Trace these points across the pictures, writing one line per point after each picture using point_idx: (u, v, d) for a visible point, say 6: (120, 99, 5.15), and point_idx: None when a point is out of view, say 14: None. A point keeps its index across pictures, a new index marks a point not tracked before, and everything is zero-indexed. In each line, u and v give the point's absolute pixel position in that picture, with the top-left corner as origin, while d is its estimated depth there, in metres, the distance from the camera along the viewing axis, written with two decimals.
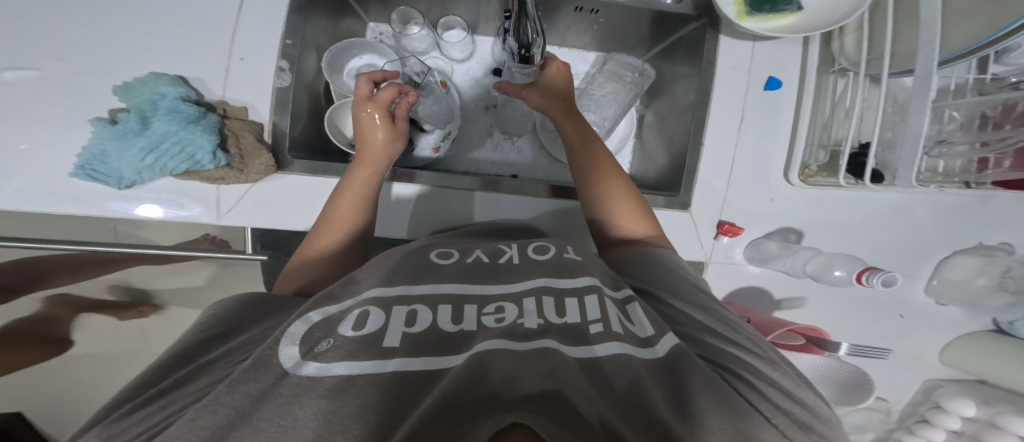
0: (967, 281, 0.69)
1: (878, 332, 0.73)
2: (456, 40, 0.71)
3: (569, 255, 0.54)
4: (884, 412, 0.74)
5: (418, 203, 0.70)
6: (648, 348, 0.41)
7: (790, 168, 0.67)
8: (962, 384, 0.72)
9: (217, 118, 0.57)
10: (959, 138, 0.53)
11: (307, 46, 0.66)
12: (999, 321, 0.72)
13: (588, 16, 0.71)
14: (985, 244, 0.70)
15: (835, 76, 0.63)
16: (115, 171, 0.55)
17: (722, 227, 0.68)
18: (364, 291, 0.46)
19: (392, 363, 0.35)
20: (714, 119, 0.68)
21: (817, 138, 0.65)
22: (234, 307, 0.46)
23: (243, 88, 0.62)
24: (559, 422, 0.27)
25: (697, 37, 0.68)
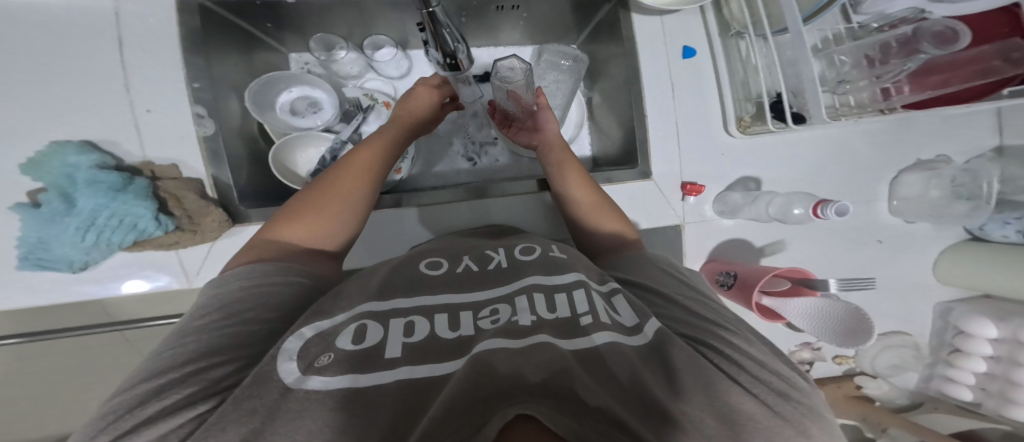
0: (922, 196, 0.69)
1: (851, 261, 0.74)
2: (388, 59, 0.73)
3: (556, 254, 0.54)
4: (915, 347, 0.76)
5: (395, 226, 0.70)
6: (637, 336, 0.40)
7: (726, 122, 0.69)
8: (971, 302, 0.73)
9: (147, 182, 0.57)
10: (855, 77, 0.58)
11: (221, 86, 0.65)
12: (971, 228, 0.72)
13: (511, 13, 0.73)
14: (924, 159, 0.71)
15: (736, 38, 0.66)
16: (63, 257, 0.56)
17: (687, 188, 0.69)
18: (355, 304, 0.43)
19: (399, 371, 0.34)
20: (649, 91, 0.70)
21: (740, 92, 0.67)
22: (237, 280, 0.42)
23: (165, 143, 0.61)
24: (566, 414, 0.28)
25: (613, 18, 0.70)
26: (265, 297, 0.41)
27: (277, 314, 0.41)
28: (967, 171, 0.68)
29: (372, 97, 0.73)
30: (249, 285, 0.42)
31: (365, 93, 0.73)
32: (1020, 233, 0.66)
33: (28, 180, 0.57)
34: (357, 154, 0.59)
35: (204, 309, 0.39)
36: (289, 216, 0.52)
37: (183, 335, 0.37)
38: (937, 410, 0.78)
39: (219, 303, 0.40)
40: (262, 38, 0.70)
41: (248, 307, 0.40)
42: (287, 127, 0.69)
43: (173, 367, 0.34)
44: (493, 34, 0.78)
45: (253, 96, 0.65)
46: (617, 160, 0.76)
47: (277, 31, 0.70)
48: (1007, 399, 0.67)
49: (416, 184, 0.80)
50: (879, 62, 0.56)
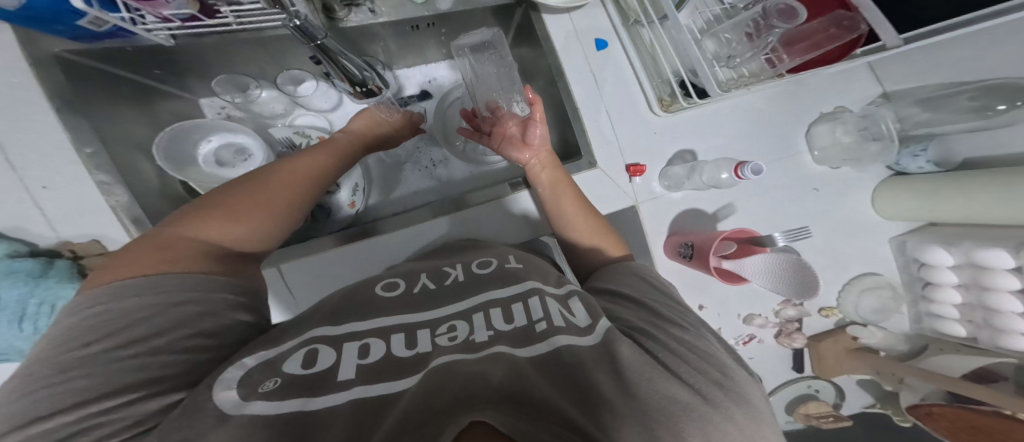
0: (837, 142, 0.75)
1: (789, 214, 0.78)
2: (311, 93, 0.73)
3: (511, 265, 0.55)
4: (891, 287, 0.80)
5: (353, 259, 0.68)
6: (591, 335, 0.41)
7: (651, 104, 0.72)
8: (918, 232, 0.78)
9: (68, 262, 0.54)
10: (744, 52, 0.64)
11: (124, 148, 0.62)
12: (891, 165, 0.77)
13: (428, 30, 0.73)
14: (827, 112, 0.77)
15: (637, 27, 0.71)
16: (5, 352, 0.54)
17: (630, 169, 0.71)
18: (306, 332, 0.42)
19: (351, 392, 0.34)
20: (575, 84, 0.72)
21: (654, 76, 0.71)
22: (137, 291, 0.36)
23: (74, 218, 0.56)
24: (518, 415, 0.29)
25: (527, 21, 0.73)
26: (188, 319, 0.37)
27: (202, 337, 0.37)
28: (864, 115, 0.75)
29: (304, 134, 0.73)
30: (164, 304, 0.37)
31: (295, 132, 0.73)
32: (932, 162, 0.72)
33: None
34: (305, 162, 0.57)
35: (98, 331, 0.33)
36: (200, 213, 0.45)
37: (69, 366, 0.31)
38: (949, 352, 0.74)
39: (124, 323, 0.35)
40: (158, 88, 0.66)
41: (163, 330, 0.35)
42: (215, 179, 0.68)
43: (65, 409, 0.29)
44: (418, 52, 0.79)
45: (164, 151, 0.64)
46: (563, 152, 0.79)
47: (169, 76, 0.66)
48: (989, 325, 0.68)
49: (376, 213, 0.80)
50: (756, 36, 0.63)
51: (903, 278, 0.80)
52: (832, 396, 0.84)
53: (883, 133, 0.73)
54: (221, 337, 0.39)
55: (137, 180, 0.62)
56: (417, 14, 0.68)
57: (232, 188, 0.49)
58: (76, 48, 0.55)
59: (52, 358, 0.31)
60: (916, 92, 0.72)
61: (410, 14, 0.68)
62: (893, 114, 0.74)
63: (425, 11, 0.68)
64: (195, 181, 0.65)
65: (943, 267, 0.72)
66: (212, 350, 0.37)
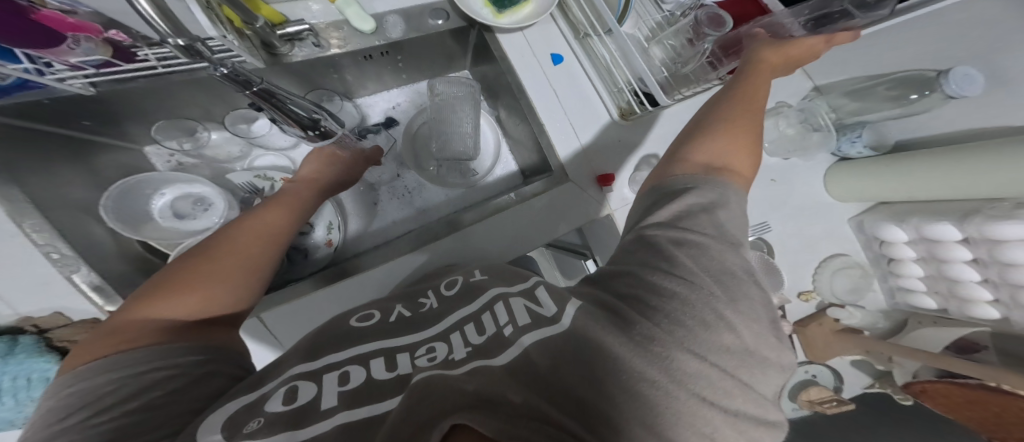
0: (783, 135, 0.80)
1: (754, 205, 0.81)
2: (265, 131, 0.73)
3: (477, 278, 0.55)
4: (859, 266, 0.85)
5: (336, 301, 0.66)
6: (561, 322, 0.40)
7: (612, 113, 0.76)
8: (873, 211, 0.84)
9: (33, 335, 0.52)
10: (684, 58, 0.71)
11: (75, 212, 0.58)
12: (833, 151, 0.83)
13: (383, 58, 0.74)
14: (770, 108, 0.82)
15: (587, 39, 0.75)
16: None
17: (600, 179, 0.73)
18: (287, 368, 0.41)
19: (335, 418, 0.34)
20: (536, 98, 0.74)
21: (609, 86, 0.75)
22: (107, 369, 0.36)
23: (27, 296, 0.53)
24: (496, 420, 0.30)
25: (481, 40, 0.75)
26: (155, 383, 0.35)
27: (172, 394, 0.35)
28: (803, 111, 0.81)
29: (266, 177, 0.72)
30: (127, 374, 0.36)
31: (256, 175, 0.72)
32: (868, 147, 0.77)
33: None
34: (261, 217, 0.55)
35: (75, 405, 0.33)
36: (159, 291, 0.44)
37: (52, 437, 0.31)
38: (928, 325, 0.78)
39: (93, 399, 0.34)
40: (91, 137, 0.60)
41: (130, 396, 0.34)
42: (177, 233, 0.65)
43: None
44: (379, 80, 0.80)
45: (113, 210, 0.60)
46: (540, 167, 0.80)
47: (100, 125, 0.60)
48: (958, 297, 0.71)
49: (355, 247, 0.79)
50: (697, 41, 0.70)
51: (868, 255, 0.85)
52: (830, 380, 0.86)
53: (822, 124, 0.79)
54: (195, 392, 0.36)
55: (89, 243, 0.57)
56: (368, 44, 0.68)
57: (187, 259, 0.48)
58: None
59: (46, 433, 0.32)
60: (843, 85, 0.80)
61: (362, 45, 0.68)
62: (826, 106, 0.82)
63: (375, 41, 0.69)
64: (155, 240, 0.63)
65: (896, 241, 0.77)
66: (187, 404, 0.35)
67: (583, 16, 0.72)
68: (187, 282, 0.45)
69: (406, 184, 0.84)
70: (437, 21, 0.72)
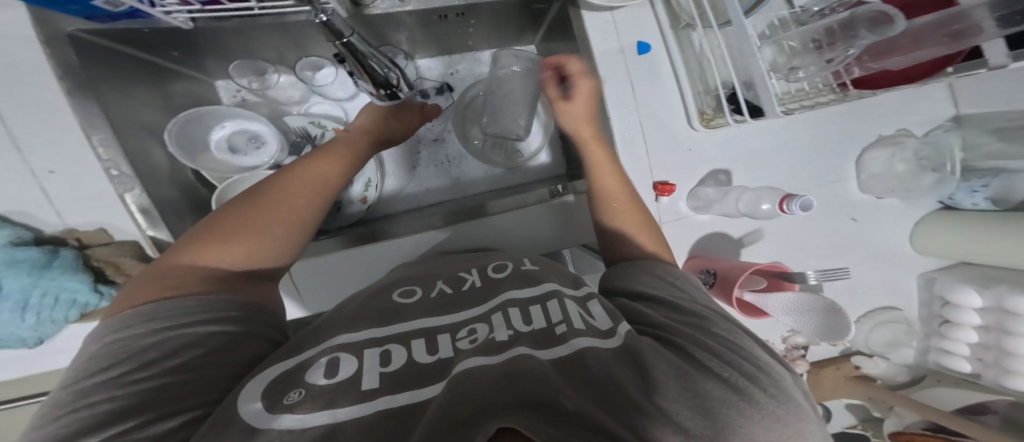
0: (889, 170, 0.69)
1: (825, 243, 0.73)
2: (328, 80, 0.67)
3: (529, 267, 0.50)
4: (905, 322, 0.76)
5: (357, 262, 0.64)
6: (613, 339, 0.37)
7: (690, 118, 0.67)
8: (951, 270, 0.74)
9: (71, 252, 0.54)
10: (806, 63, 0.55)
11: (136, 135, 0.55)
12: (942, 199, 0.72)
13: (457, 21, 0.68)
14: (887, 134, 0.70)
15: (686, 31, 0.65)
16: (13, 335, 0.53)
17: (658, 188, 0.66)
18: (326, 337, 0.39)
19: (377, 402, 0.31)
20: (608, 89, 0.67)
21: (698, 85, 0.66)
22: (154, 315, 0.34)
23: (89, 208, 0.56)
24: (545, 421, 0.26)
25: (563, 17, 0.68)
26: (195, 339, 0.34)
27: (213, 354, 0.34)
28: (925, 144, 0.69)
29: (320, 124, 0.68)
30: (166, 325, 0.34)
31: (311, 121, 0.68)
32: (989, 200, 0.68)
33: None
34: (305, 168, 0.51)
35: (116, 356, 0.31)
36: (207, 238, 0.42)
37: (92, 390, 0.29)
38: (947, 384, 0.76)
39: (134, 348, 0.32)
40: (168, 65, 0.59)
41: (173, 351, 0.33)
42: (232, 169, 0.62)
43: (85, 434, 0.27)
44: (446, 44, 0.75)
45: (176, 138, 0.58)
46: (587, 163, 0.75)
47: (184, 57, 0.59)
48: (1005, 370, 0.66)
49: (384, 209, 0.77)
50: (827, 47, 0.53)
51: (921, 312, 0.76)
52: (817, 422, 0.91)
53: (945, 166, 0.69)
54: (236, 356, 0.35)
55: (152, 167, 0.55)
56: (446, 3, 0.63)
57: (228, 206, 0.45)
58: (88, 27, 0.48)
59: (81, 391, 0.29)
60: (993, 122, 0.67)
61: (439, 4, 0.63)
62: (961, 139, 0.70)
63: (456, 2, 0.63)
64: (207, 170, 0.59)
65: (967, 307, 0.69)
66: (228, 370, 0.34)
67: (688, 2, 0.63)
68: (226, 233, 0.43)
69: (448, 156, 0.80)
70: None
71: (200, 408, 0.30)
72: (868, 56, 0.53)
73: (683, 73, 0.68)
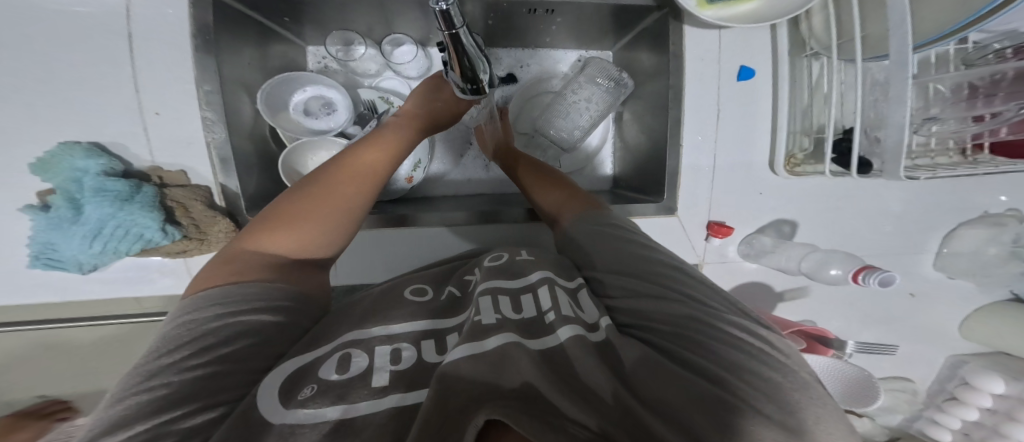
0: (977, 251, 0.65)
1: (879, 313, 0.70)
2: (409, 58, 0.63)
3: (523, 256, 0.48)
4: (913, 392, 0.73)
5: (392, 246, 0.61)
6: (598, 333, 0.36)
7: (774, 160, 0.63)
8: (987, 358, 0.71)
9: (155, 190, 0.49)
10: (947, 115, 0.49)
11: (232, 86, 0.53)
12: (1015, 289, 0.69)
13: (543, 17, 0.65)
14: (991, 213, 0.66)
15: (809, 59, 0.58)
16: (70, 259, 0.49)
17: (711, 228, 0.63)
18: (340, 332, 0.37)
19: (389, 399, 0.30)
20: (689, 115, 0.63)
21: (799, 124, 0.60)
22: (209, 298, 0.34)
23: (173, 147, 0.52)
24: (529, 412, 0.24)
25: (659, 28, 0.63)
26: (246, 328, 0.33)
27: (255, 347, 0.33)
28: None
29: (388, 100, 0.65)
30: (219, 317, 0.33)
31: (381, 96, 0.65)
32: None
33: (35, 178, 0.49)
34: (360, 155, 0.49)
35: (176, 341, 0.31)
36: (276, 218, 0.42)
37: (151, 373, 0.29)
38: None
39: (193, 333, 0.32)
40: (279, 31, 0.58)
41: (228, 338, 0.32)
42: (304, 132, 0.61)
43: (141, 417, 0.26)
44: (526, 37, 0.72)
45: (266, 97, 0.56)
46: (635, 183, 0.72)
47: (296, 25, 0.59)
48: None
49: (424, 191, 0.74)
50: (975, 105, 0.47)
51: (932, 387, 0.74)
52: None
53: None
54: (274, 347, 0.34)
55: (238, 120, 0.54)
56: None
57: (286, 194, 0.44)
58: None
59: (139, 367, 0.30)
60: None
61: None
62: None
63: None
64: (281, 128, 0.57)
65: (985, 393, 0.67)
66: (266, 362, 0.33)
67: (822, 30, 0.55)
68: (283, 221, 0.42)
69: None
70: None
71: (231, 401, 0.30)
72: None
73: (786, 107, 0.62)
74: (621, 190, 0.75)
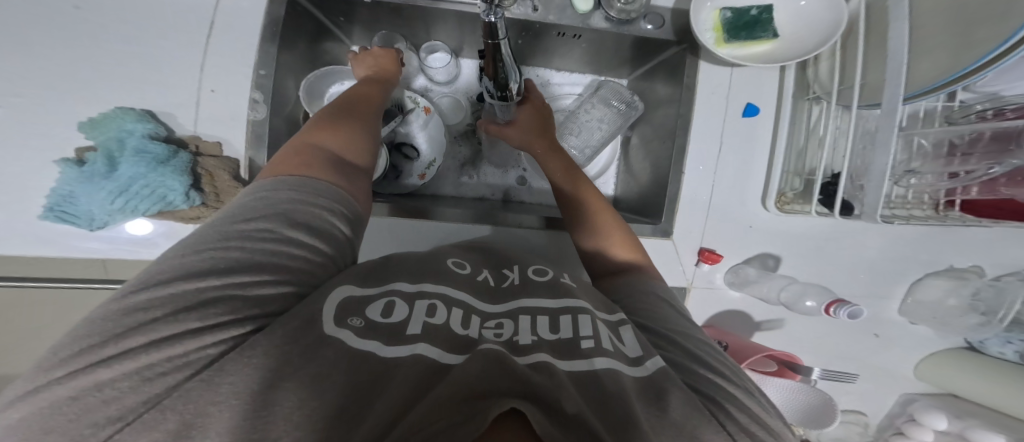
0: (939, 301, 0.71)
1: (845, 351, 0.74)
2: (440, 64, 0.68)
3: (566, 280, 0.47)
4: (864, 426, 0.78)
5: (400, 233, 0.62)
6: (640, 368, 0.36)
7: (767, 195, 0.67)
8: (936, 398, 0.76)
9: (190, 157, 0.50)
10: (926, 169, 0.56)
11: (283, 70, 0.57)
12: (970, 339, 0.75)
13: (570, 40, 0.70)
14: (956, 266, 0.72)
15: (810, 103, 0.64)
16: (85, 213, 0.48)
17: (703, 254, 0.67)
18: (392, 279, 0.40)
19: (415, 346, 0.31)
20: (694, 143, 0.68)
21: (793, 164, 0.66)
22: (284, 192, 0.36)
23: (218, 121, 0.54)
24: (553, 419, 0.26)
25: (677, 62, 0.69)
26: (308, 217, 0.36)
27: (314, 238, 0.35)
28: (992, 286, 0.69)
29: (414, 99, 0.68)
30: (290, 196, 0.36)
31: (409, 95, 0.69)
32: (1017, 353, 0.71)
33: (77, 134, 0.50)
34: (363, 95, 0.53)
35: (248, 217, 0.33)
36: (309, 131, 0.45)
37: (226, 237, 0.32)
38: None
39: (262, 209, 0.35)
40: (332, 29, 0.64)
41: (287, 226, 0.34)
42: None
43: (217, 273, 0.30)
44: (546, 57, 0.76)
45: (309, 85, 0.61)
46: (635, 207, 0.76)
47: (348, 25, 0.64)
48: None
49: (435, 189, 0.74)
50: (953, 156, 0.54)
51: (881, 422, 0.79)
52: None
53: (997, 312, 0.68)
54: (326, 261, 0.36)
55: (279, 102, 0.57)
56: (570, 23, 0.65)
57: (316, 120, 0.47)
58: None
59: (214, 233, 0.32)
60: None
61: (566, 21, 0.65)
62: None
63: (578, 23, 0.65)
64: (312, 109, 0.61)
65: (929, 428, 0.72)
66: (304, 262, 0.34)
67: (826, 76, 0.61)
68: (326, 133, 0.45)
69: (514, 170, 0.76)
70: (649, 26, 0.66)
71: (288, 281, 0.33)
72: (1005, 178, 0.52)
73: (783, 147, 0.67)
74: (621, 211, 0.79)
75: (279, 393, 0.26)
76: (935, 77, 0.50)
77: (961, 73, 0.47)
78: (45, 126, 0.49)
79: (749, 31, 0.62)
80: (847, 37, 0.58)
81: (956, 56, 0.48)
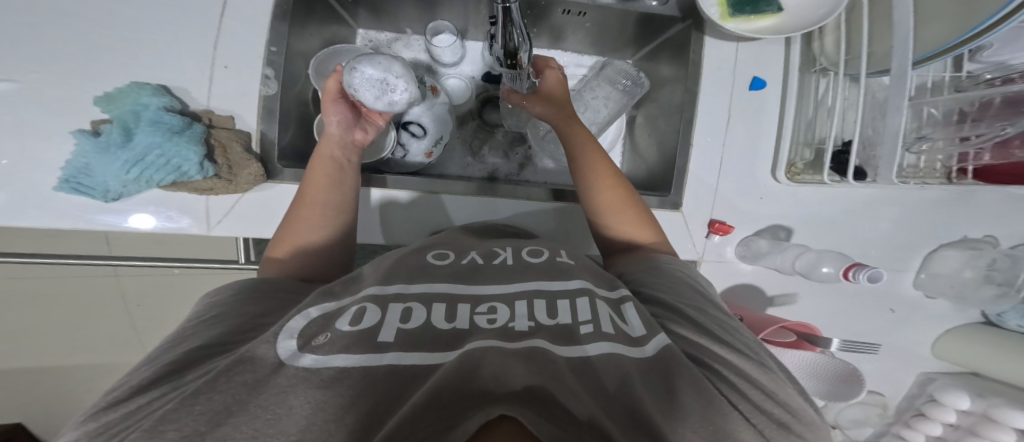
0: (955, 273, 0.70)
1: (861, 328, 0.73)
2: (445, 45, 0.67)
3: (563, 259, 0.47)
4: (883, 406, 0.77)
5: (406, 209, 0.63)
6: (642, 348, 0.35)
7: (777, 166, 0.67)
8: (956, 377, 0.75)
9: (204, 128, 0.51)
10: (937, 135, 0.56)
11: (293, 49, 0.58)
12: (987, 314, 0.74)
13: (575, 19, 0.71)
14: (971, 237, 0.71)
15: (817, 75, 0.64)
16: (101, 184, 0.48)
17: (714, 226, 0.66)
18: (362, 288, 0.41)
19: (389, 356, 0.31)
20: (702, 118, 0.68)
21: (802, 136, 0.65)
22: (232, 292, 0.41)
23: (230, 96, 0.55)
24: (547, 417, 0.23)
25: (683, 38, 0.69)
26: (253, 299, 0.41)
27: (268, 310, 0.40)
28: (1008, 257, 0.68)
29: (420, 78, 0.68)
30: (234, 291, 0.41)
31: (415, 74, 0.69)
32: None
33: (93, 107, 0.51)
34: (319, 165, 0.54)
35: (210, 310, 0.39)
36: (279, 234, 0.51)
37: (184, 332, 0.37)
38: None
39: (209, 309, 0.39)
40: (339, 10, 0.64)
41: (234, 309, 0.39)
42: None
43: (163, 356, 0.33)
44: (551, 37, 0.76)
45: (319, 66, 0.62)
46: (643, 184, 0.75)
47: (355, 8, 0.66)
48: None
49: (442, 168, 0.74)
50: (964, 121, 0.54)
51: (901, 403, 0.78)
52: None
53: (1012, 281, 0.69)
54: (271, 316, 0.39)
55: (289, 80, 0.58)
56: None
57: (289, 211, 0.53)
58: None
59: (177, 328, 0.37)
60: None
61: None
62: None
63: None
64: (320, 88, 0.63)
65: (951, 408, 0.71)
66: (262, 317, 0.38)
67: (831, 46, 0.61)
68: (289, 229, 0.50)
69: (522, 151, 0.76)
70: (654, 2, 0.67)
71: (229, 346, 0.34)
72: (1019, 141, 0.52)
73: (791, 119, 0.67)
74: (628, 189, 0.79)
75: (223, 429, 0.25)
76: (945, 38, 0.49)
77: (967, 35, 0.47)
78: (60, 101, 0.50)
79: (754, 4, 0.62)
80: (853, 6, 0.58)
81: (964, 17, 0.48)
